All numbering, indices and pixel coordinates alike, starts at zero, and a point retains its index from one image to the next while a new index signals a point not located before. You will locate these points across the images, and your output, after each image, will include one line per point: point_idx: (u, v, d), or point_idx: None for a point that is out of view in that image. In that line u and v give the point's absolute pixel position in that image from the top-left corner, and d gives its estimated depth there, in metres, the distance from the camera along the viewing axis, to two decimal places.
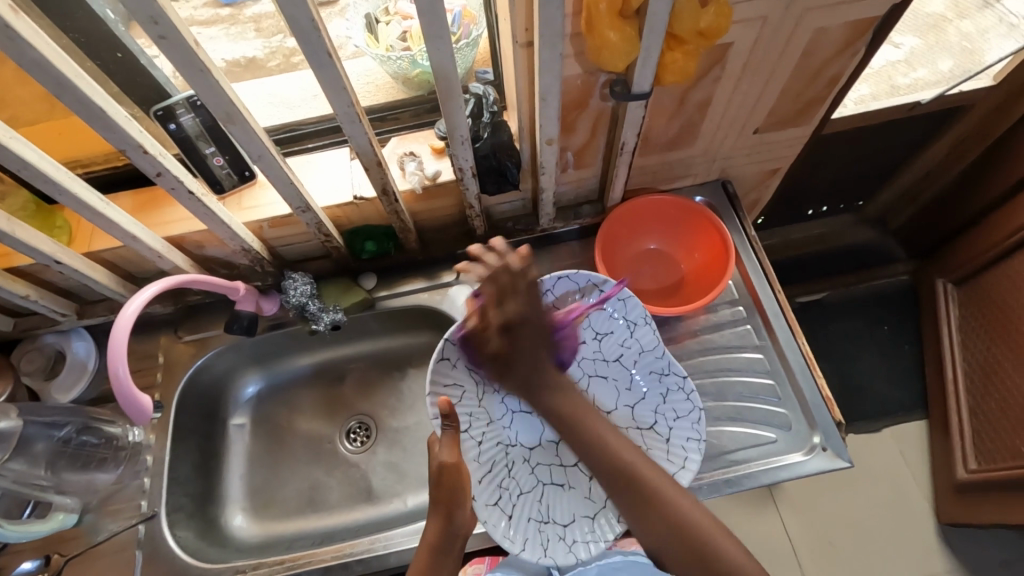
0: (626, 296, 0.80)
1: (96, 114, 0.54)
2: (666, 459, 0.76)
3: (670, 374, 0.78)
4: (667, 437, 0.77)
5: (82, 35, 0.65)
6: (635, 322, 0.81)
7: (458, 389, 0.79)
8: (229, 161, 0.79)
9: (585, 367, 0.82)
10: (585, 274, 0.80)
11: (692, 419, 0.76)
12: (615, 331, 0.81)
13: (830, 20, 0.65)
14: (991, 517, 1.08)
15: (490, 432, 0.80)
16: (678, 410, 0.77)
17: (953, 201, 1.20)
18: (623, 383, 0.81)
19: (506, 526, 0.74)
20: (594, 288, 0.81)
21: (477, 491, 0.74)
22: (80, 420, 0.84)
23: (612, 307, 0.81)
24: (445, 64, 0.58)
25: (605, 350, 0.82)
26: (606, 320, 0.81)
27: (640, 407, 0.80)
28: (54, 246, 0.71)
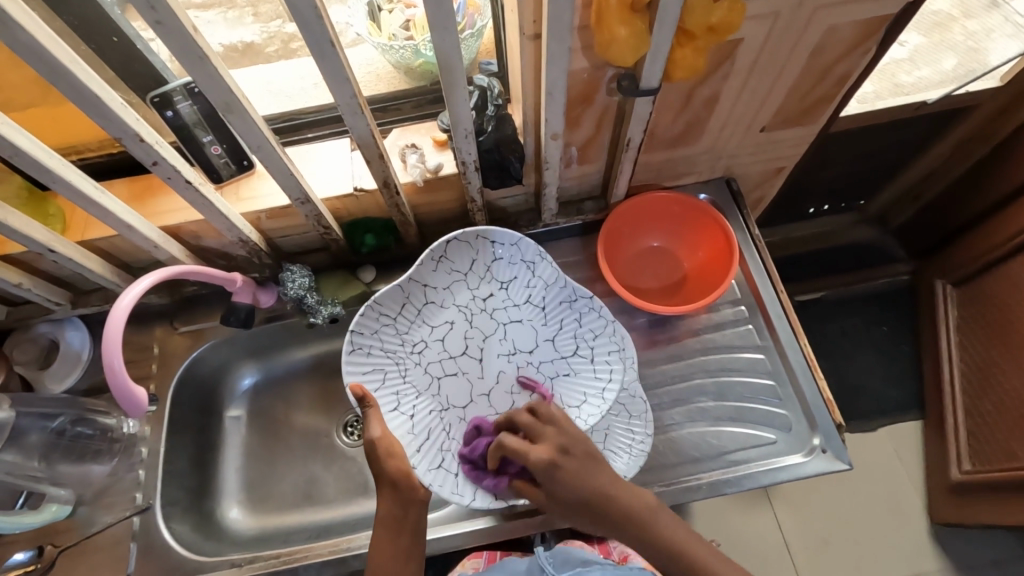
0: (517, 239, 0.81)
1: (91, 100, 0.52)
2: (594, 376, 0.82)
3: (578, 300, 0.82)
4: (591, 356, 0.83)
5: (76, 18, 0.63)
6: (534, 261, 0.83)
7: (378, 373, 0.79)
8: (227, 150, 0.77)
9: (497, 318, 0.85)
10: (474, 231, 0.80)
11: (610, 333, 0.82)
12: (519, 275, 0.84)
13: (842, 18, 0.64)
14: (985, 517, 1.09)
15: (421, 403, 0.81)
16: (595, 329, 0.83)
17: (955, 203, 1.19)
18: (537, 320, 0.85)
19: (454, 482, 0.75)
20: (489, 244, 0.82)
21: (417, 459, 0.76)
22: (76, 411, 0.83)
23: (509, 255, 0.83)
24: (449, 55, 0.57)
25: (512, 296, 0.85)
26: (507, 268, 0.84)
27: (558, 338, 0.85)
28: (48, 235, 0.69)
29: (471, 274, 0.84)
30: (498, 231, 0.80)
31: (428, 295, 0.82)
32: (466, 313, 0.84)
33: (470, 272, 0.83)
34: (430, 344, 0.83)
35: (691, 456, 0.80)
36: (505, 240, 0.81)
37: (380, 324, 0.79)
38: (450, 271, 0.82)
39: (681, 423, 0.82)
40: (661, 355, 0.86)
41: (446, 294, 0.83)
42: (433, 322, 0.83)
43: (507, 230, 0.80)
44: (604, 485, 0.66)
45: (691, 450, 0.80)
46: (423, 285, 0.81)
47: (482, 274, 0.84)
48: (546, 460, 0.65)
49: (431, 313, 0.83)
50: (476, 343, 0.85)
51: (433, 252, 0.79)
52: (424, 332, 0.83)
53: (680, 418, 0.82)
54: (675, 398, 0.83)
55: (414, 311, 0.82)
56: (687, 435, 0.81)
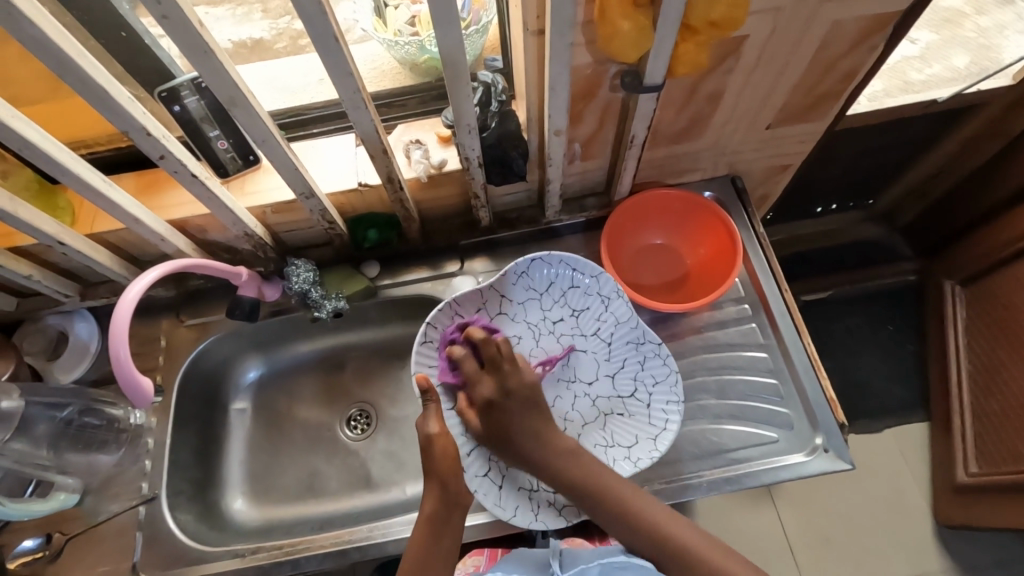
0: (598, 273, 0.82)
1: (98, 94, 0.53)
2: (649, 423, 0.80)
3: (645, 343, 0.81)
4: (647, 403, 0.81)
5: (84, 13, 0.63)
6: (609, 297, 0.83)
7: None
8: (234, 144, 0.78)
9: (563, 343, 0.85)
10: (559, 255, 0.82)
11: (670, 382, 0.80)
12: (590, 307, 0.84)
13: (848, 13, 0.63)
14: (990, 519, 1.08)
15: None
16: (656, 375, 0.81)
17: (964, 202, 1.18)
18: (601, 355, 0.84)
19: (497, 494, 0.76)
20: (567, 268, 0.83)
21: (467, 462, 0.77)
22: (83, 401, 0.84)
23: (585, 284, 0.83)
24: (453, 50, 0.57)
25: (583, 326, 0.85)
26: (581, 296, 0.84)
27: (619, 377, 0.83)
28: (57, 227, 0.70)
29: (546, 295, 0.85)
30: (580, 260, 0.81)
31: (503, 305, 0.85)
32: (535, 331, 0.86)
33: (546, 293, 0.85)
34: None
35: (691, 453, 0.80)
36: (586, 269, 0.82)
37: (453, 323, 0.82)
38: (527, 288, 0.85)
39: (682, 420, 0.82)
40: None
41: (520, 309, 0.85)
42: (502, 333, 0.85)
43: (588, 261, 0.81)
44: (532, 430, 0.72)
45: (692, 447, 0.80)
46: (502, 295, 0.84)
47: (555, 296, 0.85)
48: (484, 398, 0.74)
49: (502, 324, 0.85)
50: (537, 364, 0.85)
51: (518, 267, 0.83)
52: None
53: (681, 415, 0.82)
54: None
55: (486, 317, 0.84)
56: (688, 433, 0.81)
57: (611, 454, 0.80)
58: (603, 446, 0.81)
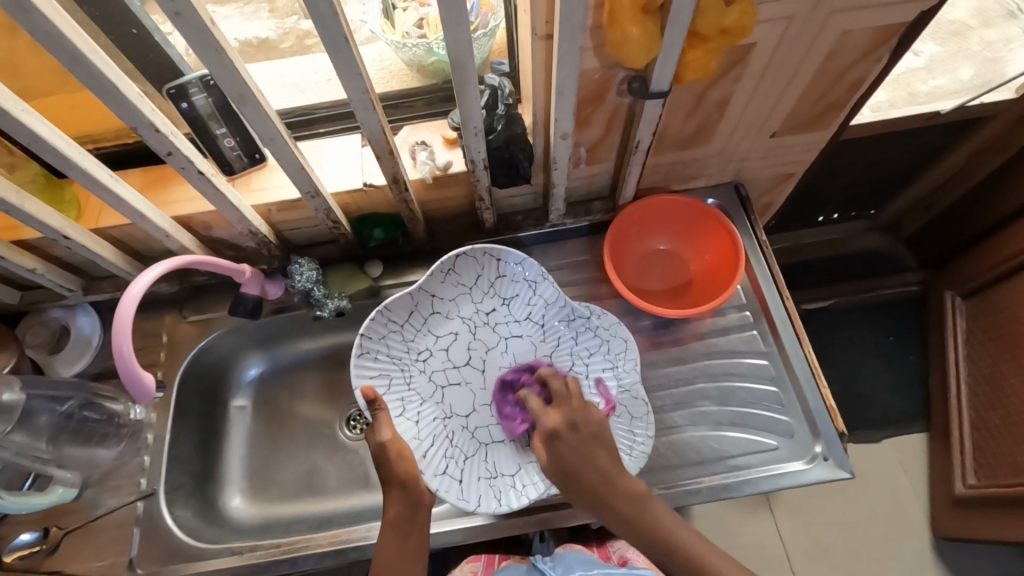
0: (524, 259, 0.82)
1: (108, 89, 0.53)
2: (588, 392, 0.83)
3: (577, 319, 0.84)
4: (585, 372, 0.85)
5: (96, 8, 0.64)
6: (536, 280, 0.84)
7: (385, 378, 0.81)
8: (240, 142, 0.78)
9: (499, 330, 0.87)
10: (481, 248, 0.81)
11: (603, 351, 0.84)
12: (520, 292, 0.85)
13: (856, 24, 0.64)
14: (988, 532, 1.08)
15: (426, 410, 0.83)
16: (591, 347, 0.85)
17: (967, 214, 1.18)
18: (536, 337, 0.87)
19: (459, 489, 0.77)
20: (493, 259, 0.83)
21: (424, 464, 0.78)
22: (83, 395, 0.84)
23: (512, 273, 0.84)
24: (462, 53, 0.57)
25: (514, 311, 0.87)
26: (510, 285, 0.85)
27: (557, 355, 0.86)
28: (62, 221, 0.70)
29: (476, 288, 0.85)
30: (505, 249, 0.82)
31: (435, 305, 0.84)
32: (471, 325, 0.86)
33: (475, 286, 0.85)
34: (434, 352, 0.85)
35: (692, 459, 0.80)
36: (511, 258, 0.83)
37: (389, 329, 0.81)
38: (455, 284, 0.84)
39: (682, 426, 0.82)
40: (665, 358, 0.86)
41: (452, 306, 0.85)
42: (439, 331, 0.85)
43: (513, 248, 0.82)
44: (596, 466, 0.70)
45: (692, 452, 0.80)
46: (431, 295, 0.83)
47: (484, 288, 0.85)
48: (549, 428, 0.72)
49: (437, 322, 0.84)
50: (478, 354, 0.86)
51: (444, 265, 0.81)
52: (428, 342, 0.84)
53: (682, 421, 0.82)
54: (678, 401, 0.83)
55: (421, 318, 0.83)
56: (688, 439, 0.81)
57: None
58: None
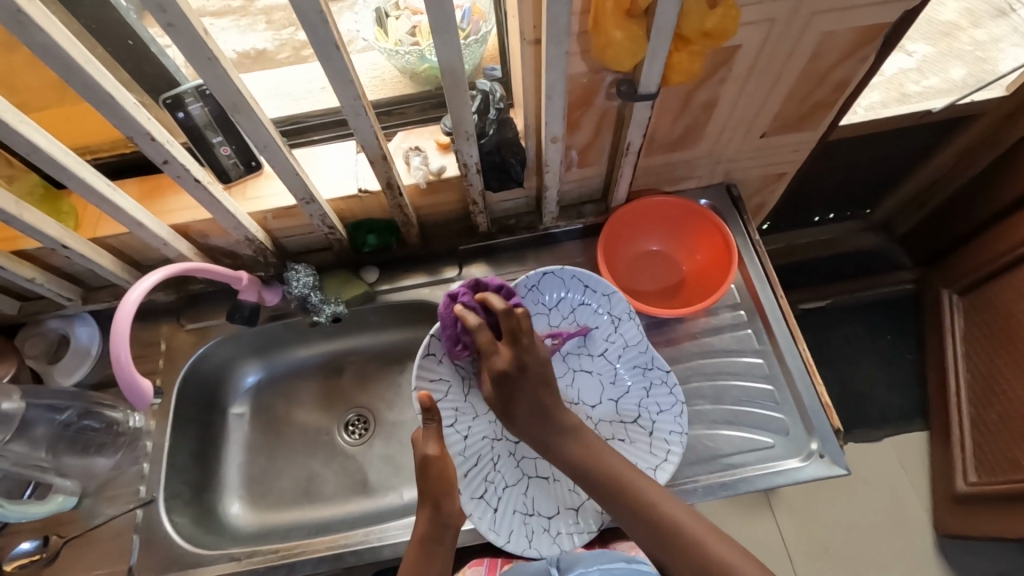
0: (610, 294, 0.82)
1: (105, 100, 0.54)
2: (651, 452, 0.78)
3: (653, 369, 0.81)
4: (650, 429, 0.79)
5: (92, 21, 0.65)
6: (619, 318, 0.82)
7: (444, 384, 0.81)
8: (236, 151, 0.79)
9: (570, 361, 0.83)
10: (571, 270, 0.82)
11: (674, 412, 0.79)
12: (600, 327, 0.83)
13: (839, 25, 0.65)
14: (988, 528, 1.08)
15: (476, 426, 0.82)
16: (661, 404, 0.80)
17: (960, 211, 1.19)
18: (607, 377, 0.83)
19: (492, 518, 0.77)
20: (578, 284, 0.83)
21: (463, 484, 0.79)
22: (82, 404, 0.84)
23: (596, 304, 0.83)
24: (451, 60, 0.58)
25: (591, 345, 0.84)
26: (590, 315, 0.83)
27: (624, 402, 0.82)
28: (61, 231, 0.71)
29: (554, 310, 0.83)
30: (594, 277, 0.82)
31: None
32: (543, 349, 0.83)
33: (554, 309, 0.83)
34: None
35: (687, 459, 0.80)
36: (598, 287, 0.82)
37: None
38: (534, 303, 0.83)
39: None
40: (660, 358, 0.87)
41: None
42: None
43: (603, 279, 0.81)
44: (540, 403, 0.66)
45: (688, 451, 0.80)
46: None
47: (564, 313, 0.83)
48: (499, 369, 0.65)
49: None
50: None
51: (529, 280, 0.82)
52: None
53: None
54: None
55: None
56: (684, 438, 0.81)
57: None
58: None
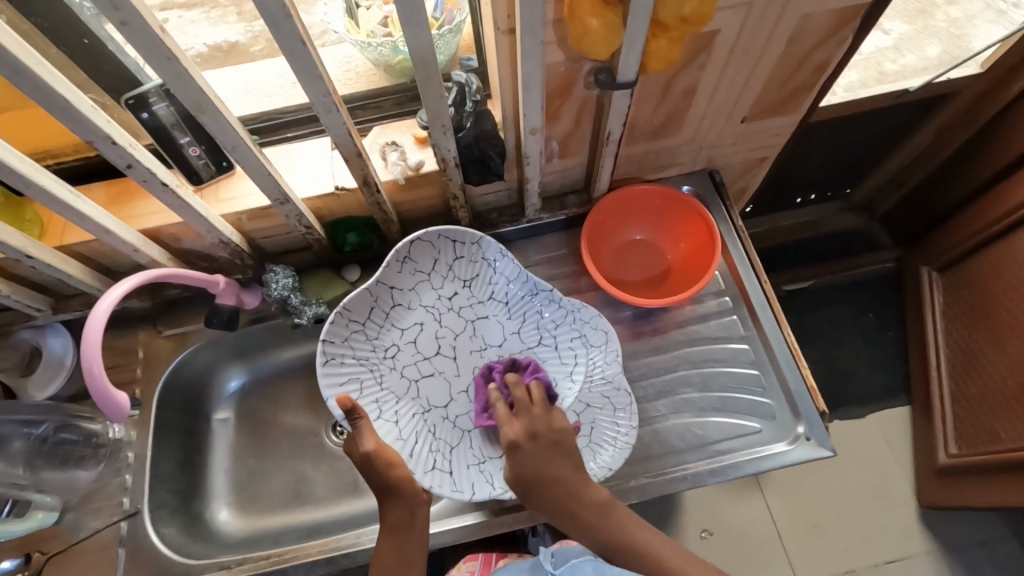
0: (479, 240, 0.83)
1: (60, 104, 0.51)
2: (561, 363, 0.85)
3: (540, 293, 0.84)
4: (555, 345, 0.85)
5: (45, 19, 0.62)
6: (495, 259, 0.84)
7: (355, 382, 0.80)
8: (206, 150, 0.76)
9: (464, 315, 0.86)
10: (436, 231, 0.80)
11: (569, 321, 0.84)
12: (480, 273, 0.85)
13: (817, 7, 0.64)
14: (970, 499, 1.11)
15: (403, 408, 0.82)
16: (556, 319, 0.85)
17: (938, 190, 1.20)
18: (503, 315, 0.86)
19: (451, 482, 0.77)
20: (448, 242, 0.82)
21: (413, 464, 0.78)
22: (58, 418, 0.82)
23: (468, 254, 0.84)
24: (423, 51, 0.56)
25: (477, 293, 0.86)
26: (468, 266, 0.85)
27: (524, 330, 0.86)
28: (23, 240, 0.68)
29: (434, 274, 0.84)
30: (460, 230, 0.81)
31: (396, 297, 0.83)
32: (434, 312, 0.85)
33: (434, 271, 0.84)
34: (402, 347, 0.84)
35: (676, 446, 0.80)
36: (466, 238, 0.83)
37: (351, 331, 0.80)
38: (414, 272, 0.83)
39: (667, 415, 0.83)
40: (647, 347, 0.87)
41: (413, 296, 0.84)
42: (403, 324, 0.84)
43: (465, 229, 0.82)
44: (556, 476, 0.69)
45: (677, 440, 0.81)
46: (391, 287, 0.82)
47: (444, 274, 0.85)
48: (509, 438, 0.70)
49: (400, 315, 0.83)
50: (447, 342, 0.85)
51: (399, 253, 0.80)
52: (394, 335, 0.83)
53: (665, 410, 0.83)
54: (661, 390, 0.84)
55: (382, 313, 0.82)
56: (673, 427, 0.82)
57: None
58: None
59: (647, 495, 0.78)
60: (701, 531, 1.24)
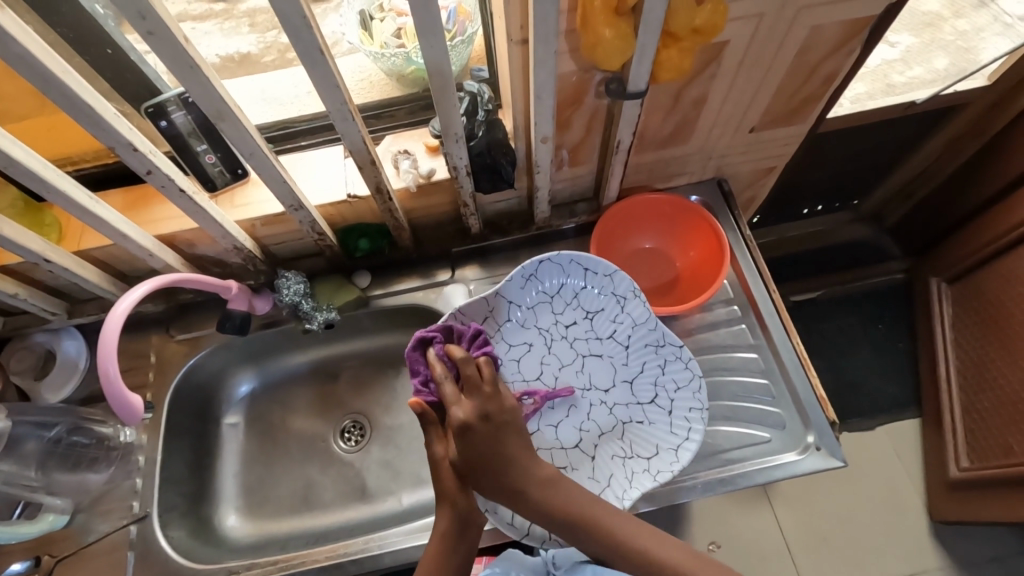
0: (611, 272, 0.77)
1: (85, 111, 0.53)
2: (669, 431, 0.79)
3: (666, 345, 0.78)
4: (668, 408, 0.79)
5: (70, 30, 0.64)
6: (625, 298, 0.78)
7: None
8: (221, 158, 0.78)
9: (577, 348, 0.82)
10: (567, 255, 0.77)
11: (691, 389, 0.78)
12: (605, 307, 0.80)
13: (825, 19, 0.65)
14: (982, 513, 1.09)
15: None
16: (677, 380, 0.79)
17: (947, 199, 1.20)
18: (618, 360, 0.81)
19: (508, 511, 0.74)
20: (579, 268, 0.78)
21: None
22: (71, 420, 0.84)
23: (600, 286, 0.78)
24: (438, 60, 0.58)
25: (596, 328, 0.80)
26: (594, 297, 0.80)
27: (637, 382, 0.81)
28: (43, 245, 0.69)
29: (556, 297, 0.80)
30: (595, 260, 0.76)
31: (512, 313, 0.80)
32: (547, 337, 0.81)
33: (558, 296, 0.80)
34: (506, 361, 0.81)
35: None
36: (600, 269, 0.77)
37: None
38: (537, 292, 0.80)
39: None
40: None
41: (530, 316, 0.80)
42: (512, 340, 0.81)
43: (603, 260, 0.76)
44: (507, 454, 0.63)
45: None
46: (509, 301, 0.80)
47: (567, 300, 0.80)
48: (459, 419, 0.61)
49: (512, 332, 0.81)
50: (551, 369, 0.82)
51: (525, 270, 0.78)
52: (501, 349, 0.81)
53: None
54: None
55: (493, 327, 0.80)
56: None
57: (630, 464, 0.79)
58: (621, 457, 0.80)
59: (656, 503, 0.78)
60: (709, 543, 1.22)
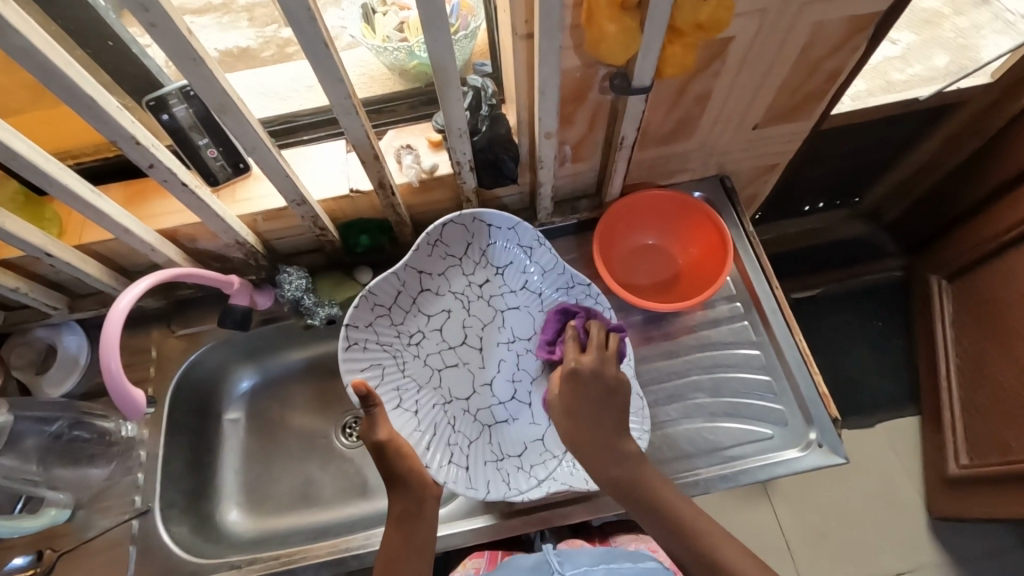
0: (514, 225, 0.80)
1: (88, 105, 0.53)
2: None
3: (575, 286, 0.83)
4: None
5: (71, 22, 0.63)
6: (530, 246, 0.82)
7: (377, 368, 0.77)
8: (223, 152, 0.77)
9: (494, 304, 0.84)
10: (470, 214, 0.78)
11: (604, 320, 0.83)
12: (513, 259, 0.83)
13: (830, 15, 0.64)
14: (979, 510, 1.10)
15: (423, 397, 0.80)
16: None
17: (948, 196, 1.19)
18: (534, 307, 0.84)
19: (466, 476, 0.76)
20: (484, 225, 0.80)
21: (428, 457, 0.76)
22: (72, 414, 0.82)
23: (505, 239, 0.82)
24: (441, 55, 0.57)
25: (507, 281, 0.84)
26: (502, 252, 0.83)
27: None
28: (45, 239, 0.69)
29: (466, 258, 0.82)
30: (496, 214, 0.79)
31: (424, 282, 0.80)
32: (463, 299, 0.83)
33: (465, 257, 0.82)
34: (427, 334, 0.81)
35: (686, 451, 0.80)
36: (503, 223, 0.80)
37: (375, 316, 0.77)
38: (444, 256, 0.80)
39: (678, 420, 0.82)
40: (656, 351, 0.87)
41: (442, 281, 0.82)
42: (430, 310, 0.81)
43: (505, 214, 0.79)
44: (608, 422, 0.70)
45: (687, 445, 0.81)
46: (420, 271, 0.79)
47: (477, 259, 0.83)
48: (569, 365, 0.72)
49: (427, 301, 0.81)
50: (474, 331, 0.83)
51: (431, 235, 0.77)
52: (419, 322, 0.81)
53: (676, 415, 0.83)
54: (672, 394, 0.84)
55: (408, 300, 0.80)
56: (684, 432, 0.82)
57: None
58: None
59: None
60: None
